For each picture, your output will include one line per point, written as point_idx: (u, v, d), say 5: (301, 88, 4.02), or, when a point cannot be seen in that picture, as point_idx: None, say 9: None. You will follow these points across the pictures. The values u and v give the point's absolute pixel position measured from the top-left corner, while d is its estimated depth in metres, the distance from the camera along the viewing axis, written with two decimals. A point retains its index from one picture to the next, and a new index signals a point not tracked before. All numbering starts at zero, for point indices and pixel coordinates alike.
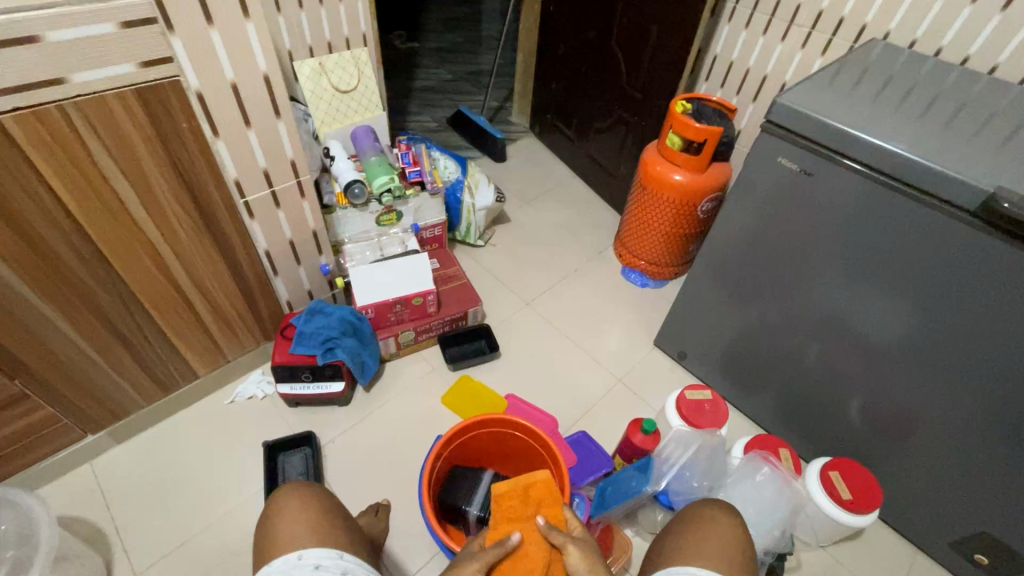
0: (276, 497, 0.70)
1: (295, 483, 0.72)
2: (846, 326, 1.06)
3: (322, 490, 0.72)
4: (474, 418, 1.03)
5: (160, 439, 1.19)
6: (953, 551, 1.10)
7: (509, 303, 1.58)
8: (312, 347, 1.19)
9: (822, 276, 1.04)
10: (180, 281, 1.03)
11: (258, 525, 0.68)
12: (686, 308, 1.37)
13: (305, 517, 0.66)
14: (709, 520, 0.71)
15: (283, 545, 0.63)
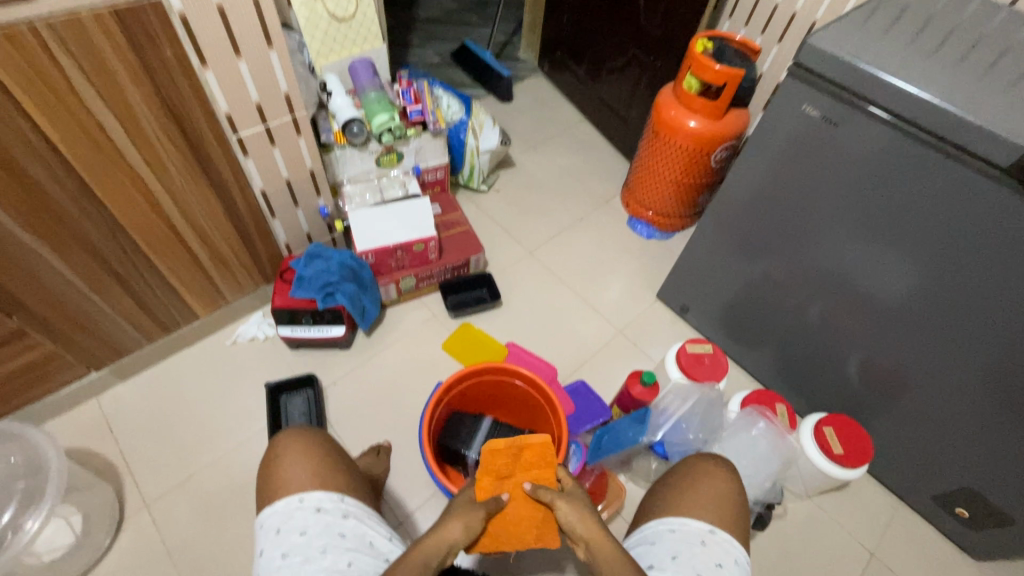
0: (277, 440, 0.70)
1: (295, 427, 0.72)
2: (853, 285, 1.04)
3: (322, 432, 0.72)
4: (474, 367, 1.04)
5: (163, 377, 1.20)
6: (935, 504, 1.14)
7: (511, 251, 1.55)
8: (312, 292, 1.17)
9: (833, 233, 1.01)
10: (175, 221, 1.00)
11: (259, 467, 0.68)
12: (691, 261, 1.35)
13: (307, 460, 0.67)
14: (704, 472, 0.73)
15: (284, 487, 0.64)
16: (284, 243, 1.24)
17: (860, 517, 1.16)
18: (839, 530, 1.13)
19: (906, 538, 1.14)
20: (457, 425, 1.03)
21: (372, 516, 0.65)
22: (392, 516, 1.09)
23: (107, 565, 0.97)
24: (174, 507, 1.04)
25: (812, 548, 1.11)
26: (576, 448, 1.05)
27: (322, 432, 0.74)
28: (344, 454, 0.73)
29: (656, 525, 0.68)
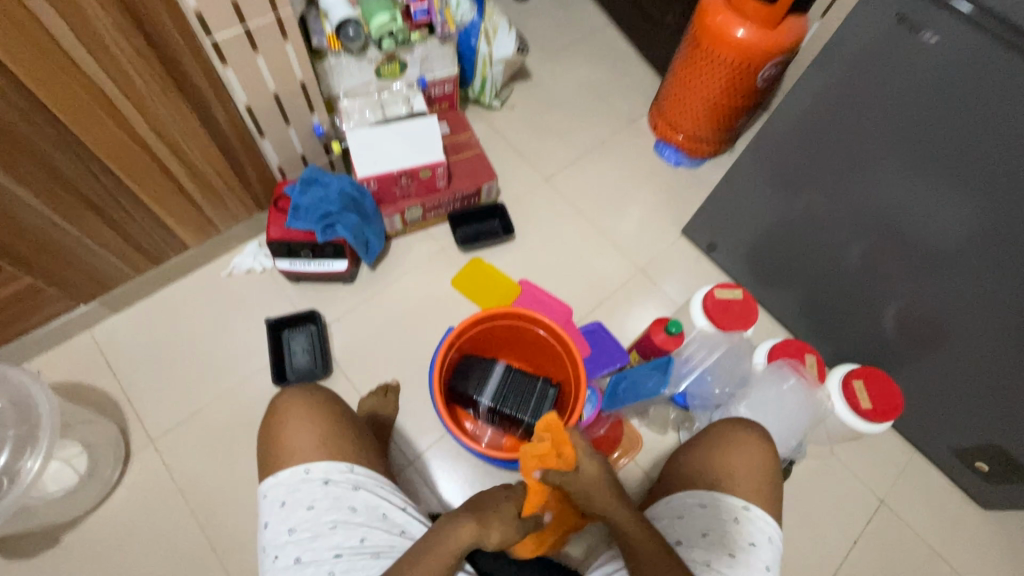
0: (280, 402, 0.67)
1: (297, 388, 0.69)
2: (904, 225, 0.93)
3: (326, 393, 0.69)
4: (487, 312, 0.97)
5: (157, 310, 1.13)
6: (955, 459, 1.10)
7: (525, 178, 1.42)
8: (309, 223, 1.07)
9: (891, 165, 0.88)
10: (151, 143, 0.89)
11: (262, 426, 0.66)
12: (723, 194, 1.22)
13: (313, 426, 0.64)
14: (736, 444, 0.70)
15: (287, 454, 0.63)
16: (276, 167, 1.12)
17: (875, 467, 1.14)
18: (852, 479, 1.12)
19: (919, 488, 1.13)
20: (467, 371, 0.98)
21: (383, 485, 0.63)
22: (402, 456, 1.07)
23: (117, 498, 0.96)
24: (179, 444, 1.02)
25: (823, 496, 1.10)
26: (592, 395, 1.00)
27: (329, 391, 0.72)
28: (351, 413, 0.70)
29: (682, 495, 0.68)
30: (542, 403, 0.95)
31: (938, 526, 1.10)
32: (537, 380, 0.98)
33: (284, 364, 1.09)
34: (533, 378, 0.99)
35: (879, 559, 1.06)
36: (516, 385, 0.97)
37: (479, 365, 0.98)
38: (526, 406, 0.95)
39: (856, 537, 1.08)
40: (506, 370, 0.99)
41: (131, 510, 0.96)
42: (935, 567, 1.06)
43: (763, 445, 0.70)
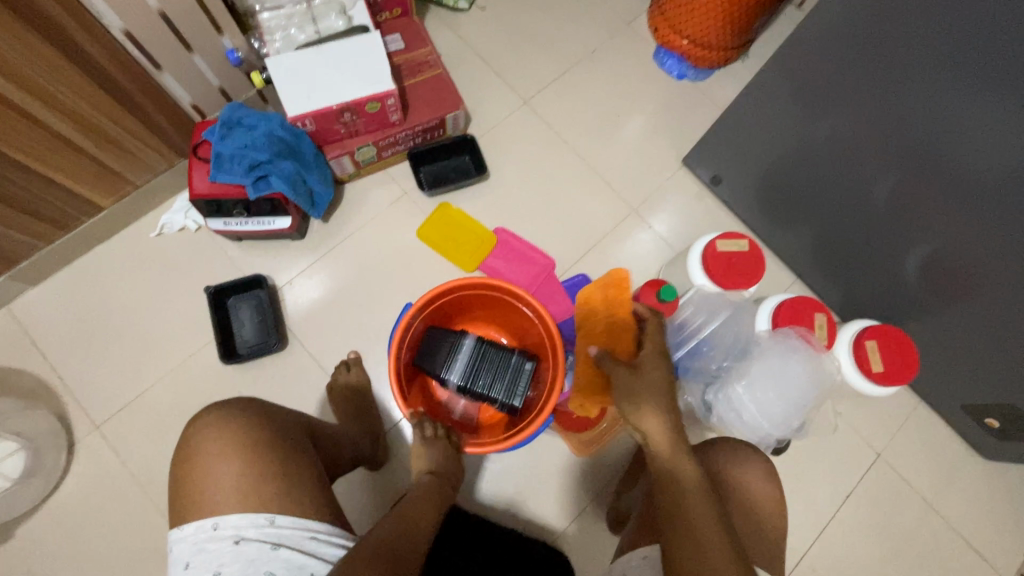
0: (193, 432, 0.61)
1: (215, 414, 0.61)
2: (944, 155, 0.76)
3: (248, 418, 0.61)
4: (450, 282, 0.84)
5: (82, 280, 1.00)
6: (964, 413, 1.02)
7: (500, 100, 1.20)
8: (235, 175, 0.89)
9: (940, 78, 0.70)
10: (9, 94, 0.70)
11: (175, 459, 0.60)
12: (734, 120, 1.04)
13: (228, 469, 0.58)
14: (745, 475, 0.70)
15: (199, 500, 0.57)
16: (188, 105, 0.93)
17: (878, 420, 1.06)
18: (851, 434, 1.05)
19: (921, 440, 1.06)
20: (432, 349, 0.87)
21: (311, 534, 0.57)
22: None
23: (65, 488, 0.91)
24: (125, 428, 0.94)
25: (819, 453, 1.04)
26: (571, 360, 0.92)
27: (259, 409, 0.64)
28: (283, 437, 0.63)
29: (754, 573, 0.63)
30: (519, 379, 0.85)
31: (936, 478, 1.04)
32: (512, 352, 0.87)
33: (232, 336, 0.98)
34: (509, 351, 0.87)
35: (871, 514, 1.02)
36: (488, 360, 0.86)
37: (446, 340, 0.86)
38: (500, 383, 0.85)
39: (849, 492, 1.02)
40: (476, 344, 0.86)
41: (83, 500, 0.90)
42: (928, 519, 1.02)
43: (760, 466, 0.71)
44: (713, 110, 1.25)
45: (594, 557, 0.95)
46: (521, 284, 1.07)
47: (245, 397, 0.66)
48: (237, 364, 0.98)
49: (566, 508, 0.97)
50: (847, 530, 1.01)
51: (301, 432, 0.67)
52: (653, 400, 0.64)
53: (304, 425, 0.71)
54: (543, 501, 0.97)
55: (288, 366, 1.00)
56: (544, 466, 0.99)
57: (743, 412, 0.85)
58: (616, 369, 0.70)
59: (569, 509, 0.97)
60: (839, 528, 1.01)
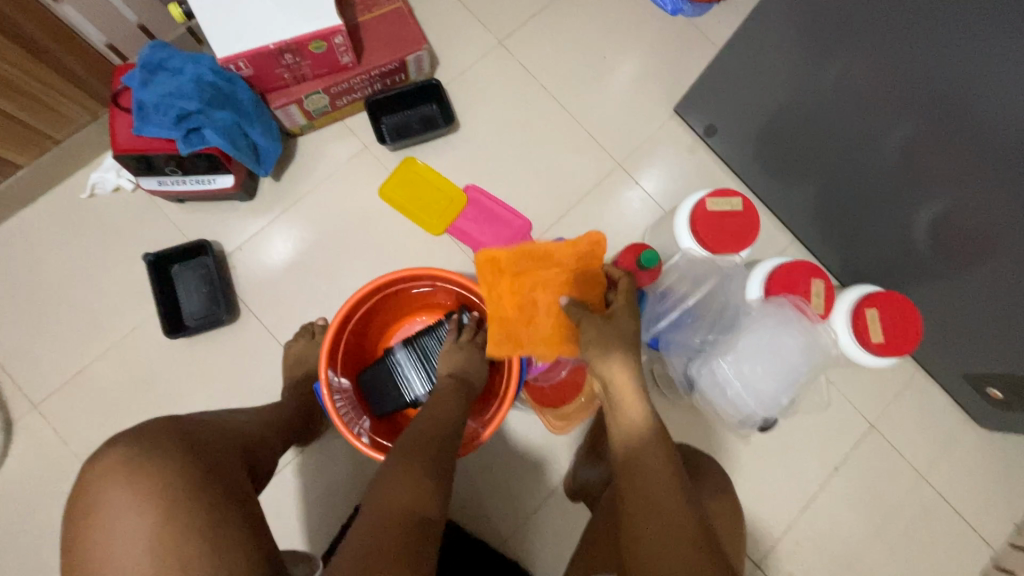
0: (93, 483, 0.53)
1: (114, 460, 0.53)
2: (965, 107, 0.66)
3: (167, 465, 0.53)
4: (365, 287, 0.75)
5: (9, 248, 0.91)
6: (965, 382, 0.95)
7: (471, 39, 1.07)
8: (163, 129, 0.78)
9: (967, 19, 0.60)
10: None
11: (75, 512, 0.53)
12: (731, 63, 0.92)
13: (144, 522, 0.50)
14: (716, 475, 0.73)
15: (106, 565, 0.49)
16: (104, 46, 0.81)
17: (872, 389, 1.00)
18: (843, 405, 0.99)
19: (916, 409, 1.00)
20: (373, 388, 0.78)
21: None
22: None
23: (8, 471, 0.85)
24: (67, 407, 0.88)
25: (810, 424, 0.98)
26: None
27: (174, 443, 0.56)
28: (206, 473, 0.55)
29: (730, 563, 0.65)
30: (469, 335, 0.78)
31: (929, 448, 0.99)
32: (440, 326, 0.80)
33: (177, 307, 0.90)
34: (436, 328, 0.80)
35: (861, 487, 0.97)
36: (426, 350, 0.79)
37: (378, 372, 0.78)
38: None
39: (837, 465, 0.98)
40: (409, 349, 0.79)
41: (26, 482, 0.85)
42: (918, 490, 0.98)
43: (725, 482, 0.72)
44: (710, 50, 1.12)
45: (569, 535, 0.91)
46: (493, 248, 0.97)
47: (156, 424, 0.57)
48: (185, 338, 0.91)
49: (540, 485, 0.91)
50: (834, 504, 0.97)
51: (228, 457, 0.60)
52: (619, 343, 0.62)
53: (241, 451, 0.63)
54: (513, 475, 0.92)
55: (241, 338, 0.93)
56: (517, 441, 0.93)
57: (727, 388, 0.78)
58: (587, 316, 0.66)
59: (542, 484, 0.92)
60: (826, 501, 0.97)
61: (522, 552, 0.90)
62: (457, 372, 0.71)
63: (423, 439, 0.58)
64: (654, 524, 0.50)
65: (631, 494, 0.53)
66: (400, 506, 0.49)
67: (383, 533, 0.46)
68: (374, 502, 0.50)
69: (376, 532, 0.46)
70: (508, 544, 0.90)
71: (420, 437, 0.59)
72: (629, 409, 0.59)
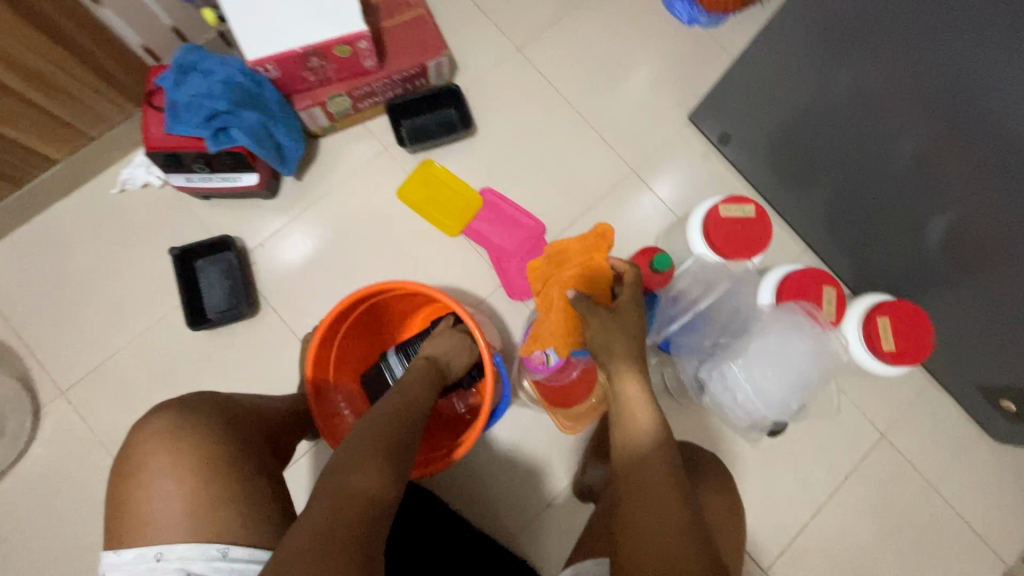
0: (138, 447, 0.58)
1: (160, 427, 0.58)
2: (980, 116, 0.67)
3: (207, 434, 0.59)
4: (354, 296, 0.76)
5: (40, 241, 0.94)
6: (978, 395, 0.95)
7: (490, 46, 1.09)
8: (192, 127, 0.81)
9: (980, 28, 0.61)
10: None
11: (115, 472, 0.58)
12: (745, 72, 0.94)
13: (180, 487, 0.55)
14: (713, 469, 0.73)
15: (141, 525, 0.54)
16: (140, 47, 0.85)
17: (884, 399, 1.00)
18: (854, 414, 0.99)
19: (928, 421, 1.00)
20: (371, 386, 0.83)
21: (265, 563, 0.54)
22: None
23: (34, 455, 0.88)
24: (92, 394, 0.91)
25: (820, 433, 0.98)
26: None
27: (214, 419, 0.61)
28: (238, 453, 0.59)
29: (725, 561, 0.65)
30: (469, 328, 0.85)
31: (940, 460, 0.99)
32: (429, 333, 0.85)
33: (199, 300, 0.93)
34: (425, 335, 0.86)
35: (871, 496, 0.97)
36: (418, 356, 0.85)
37: (375, 379, 0.84)
38: None
39: (847, 473, 0.97)
40: (400, 353, 0.84)
41: (51, 466, 0.88)
42: (929, 502, 0.97)
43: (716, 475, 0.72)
44: (724, 59, 1.13)
45: (575, 535, 0.92)
46: (508, 249, 0.99)
47: (196, 398, 0.63)
48: (206, 331, 0.94)
49: (548, 484, 0.93)
50: (842, 512, 0.96)
51: (256, 439, 0.64)
52: (621, 345, 0.64)
53: (267, 434, 0.67)
54: (522, 475, 0.93)
55: (260, 333, 0.95)
56: (526, 440, 0.94)
57: (738, 392, 0.78)
58: (594, 310, 0.68)
59: (551, 484, 0.93)
60: (834, 510, 0.96)
61: (529, 550, 0.91)
62: (427, 369, 0.74)
63: (380, 427, 0.60)
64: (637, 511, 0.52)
65: (627, 489, 0.54)
66: (348, 496, 0.50)
67: (335, 513, 0.48)
68: (334, 481, 0.52)
69: (329, 514, 0.48)
70: (515, 542, 0.91)
71: (380, 423, 0.60)
72: (639, 419, 0.60)
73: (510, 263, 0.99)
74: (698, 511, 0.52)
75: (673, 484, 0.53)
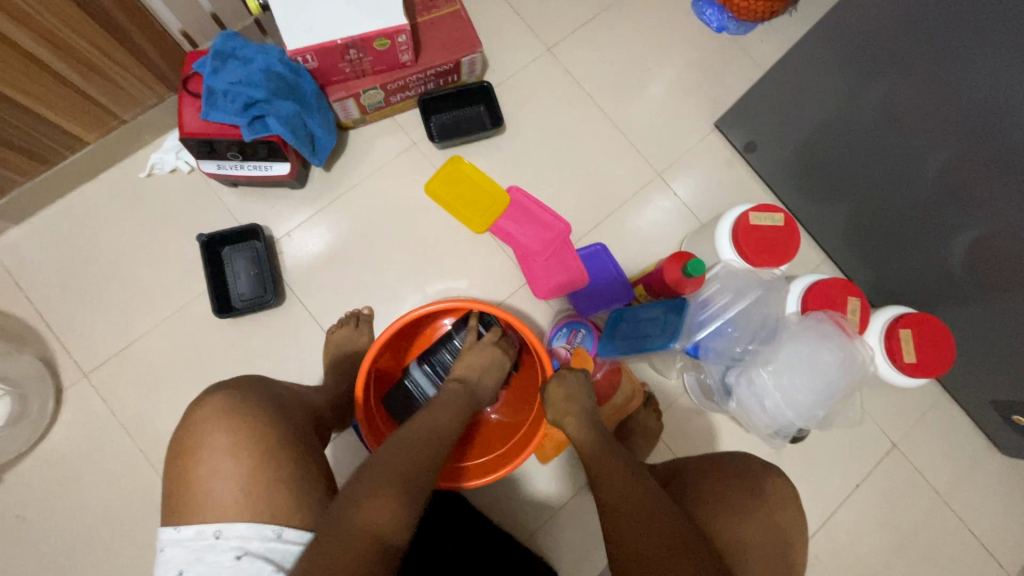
0: (197, 425, 0.59)
1: (219, 407, 0.59)
2: (1008, 138, 0.68)
3: (263, 418, 0.60)
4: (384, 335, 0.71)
5: (67, 221, 0.94)
6: (990, 409, 0.96)
7: (520, 45, 1.10)
8: (228, 114, 0.81)
9: (1011, 53, 0.63)
10: (5, 30, 0.66)
11: (172, 452, 0.59)
12: (777, 82, 0.95)
13: (237, 465, 0.56)
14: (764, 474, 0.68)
15: (199, 503, 0.55)
16: (178, 32, 0.86)
17: (897, 410, 1.01)
18: (868, 423, 1.00)
19: (939, 433, 1.02)
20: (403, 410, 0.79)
21: None
22: None
23: (55, 436, 0.88)
24: (115, 378, 0.91)
25: (835, 442, 1.00)
26: (565, 330, 0.91)
27: (266, 406, 0.62)
28: (290, 437, 0.61)
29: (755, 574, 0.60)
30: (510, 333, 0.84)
31: (950, 471, 1.01)
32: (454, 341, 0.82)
33: (225, 287, 0.93)
34: (448, 341, 0.83)
35: (881, 505, 0.99)
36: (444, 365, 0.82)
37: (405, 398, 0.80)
38: None
39: (859, 481, 0.99)
40: (424, 366, 0.81)
41: (72, 448, 0.88)
42: (938, 512, 0.99)
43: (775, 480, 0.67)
44: (751, 68, 1.14)
45: (592, 534, 0.92)
46: (533, 249, 0.97)
47: (250, 385, 0.64)
48: (232, 318, 0.94)
49: (567, 483, 0.93)
50: (853, 520, 0.98)
51: (304, 425, 0.65)
52: (574, 405, 0.69)
53: (308, 419, 0.68)
54: (540, 475, 0.93)
55: (284, 322, 0.95)
56: None
57: (765, 399, 0.80)
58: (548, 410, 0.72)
59: (569, 483, 0.94)
60: (845, 517, 0.98)
61: (546, 548, 0.92)
62: (460, 391, 0.70)
63: (400, 457, 0.57)
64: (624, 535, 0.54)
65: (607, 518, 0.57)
66: (348, 533, 0.49)
67: (334, 559, 0.47)
68: (340, 517, 0.50)
69: (335, 555, 0.47)
70: (532, 539, 0.92)
71: (400, 451, 0.58)
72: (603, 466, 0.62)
73: (534, 262, 0.98)
74: (691, 533, 0.54)
75: (656, 512, 0.55)
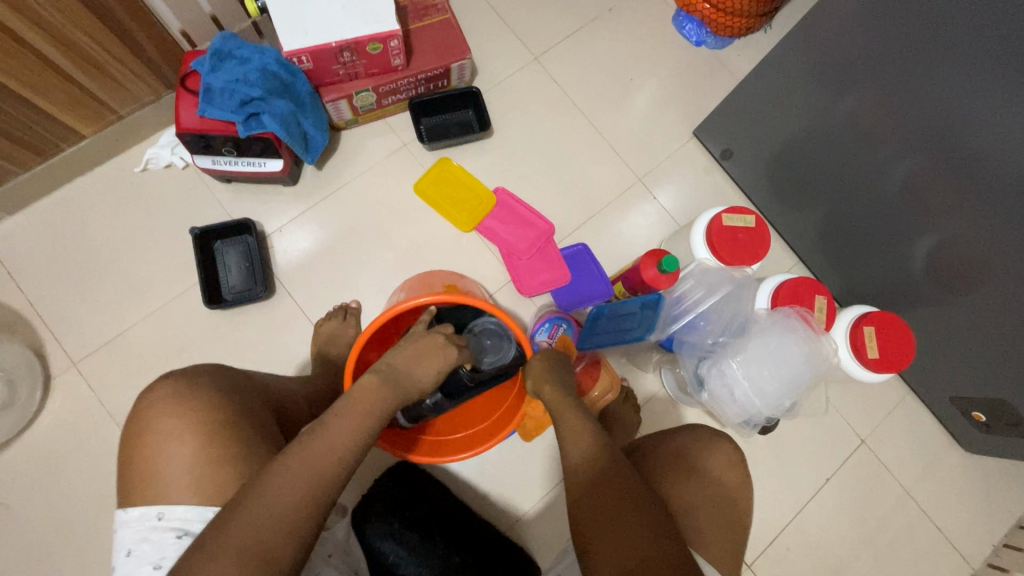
0: (145, 411, 0.61)
1: (165, 393, 0.61)
2: (963, 144, 0.73)
3: (205, 400, 0.62)
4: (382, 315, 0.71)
5: (61, 214, 0.96)
6: (951, 406, 1.01)
7: (509, 54, 1.14)
8: (224, 111, 0.84)
9: (966, 64, 0.68)
10: (10, 25, 0.69)
11: (125, 435, 0.61)
12: (751, 93, 1.00)
13: (181, 448, 0.59)
14: (728, 466, 0.71)
15: (148, 484, 0.58)
16: (178, 32, 0.89)
17: (864, 406, 1.06)
18: (837, 419, 1.05)
19: (905, 429, 1.06)
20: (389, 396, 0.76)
21: None
22: None
23: (41, 425, 0.89)
24: (105, 367, 0.92)
25: (805, 437, 1.04)
26: (548, 324, 0.94)
27: (214, 389, 0.64)
28: (241, 417, 0.63)
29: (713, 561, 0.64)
30: (502, 355, 0.77)
31: (914, 466, 1.05)
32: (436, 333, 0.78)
33: (214, 280, 0.95)
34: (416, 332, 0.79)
35: (849, 498, 1.02)
36: None
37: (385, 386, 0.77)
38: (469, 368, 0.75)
39: (829, 475, 1.03)
40: None
41: (58, 436, 0.89)
42: (903, 505, 1.03)
43: (735, 467, 0.71)
44: (728, 80, 1.20)
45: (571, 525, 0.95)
46: (519, 247, 1.01)
47: (200, 369, 0.66)
48: (221, 311, 0.96)
49: (547, 475, 0.96)
50: (822, 513, 1.02)
51: (264, 412, 0.68)
52: (550, 386, 0.70)
53: (266, 404, 0.70)
54: (521, 466, 0.95)
55: (273, 315, 0.97)
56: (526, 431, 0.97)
57: (735, 389, 0.83)
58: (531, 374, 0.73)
59: (549, 474, 0.96)
60: (815, 510, 1.01)
61: (527, 538, 0.93)
62: (373, 388, 0.62)
63: (269, 505, 0.50)
64: (600, 516, 0.57)
65: (586, 502, 0.59)
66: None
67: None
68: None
69: None
70: (514, 529, 0.94)
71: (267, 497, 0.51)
72: (576, 449, 0.64)
73: (520, 260, 1.01)
74: (661, 517, 0.57)
75: (631, 497, 0.57)
